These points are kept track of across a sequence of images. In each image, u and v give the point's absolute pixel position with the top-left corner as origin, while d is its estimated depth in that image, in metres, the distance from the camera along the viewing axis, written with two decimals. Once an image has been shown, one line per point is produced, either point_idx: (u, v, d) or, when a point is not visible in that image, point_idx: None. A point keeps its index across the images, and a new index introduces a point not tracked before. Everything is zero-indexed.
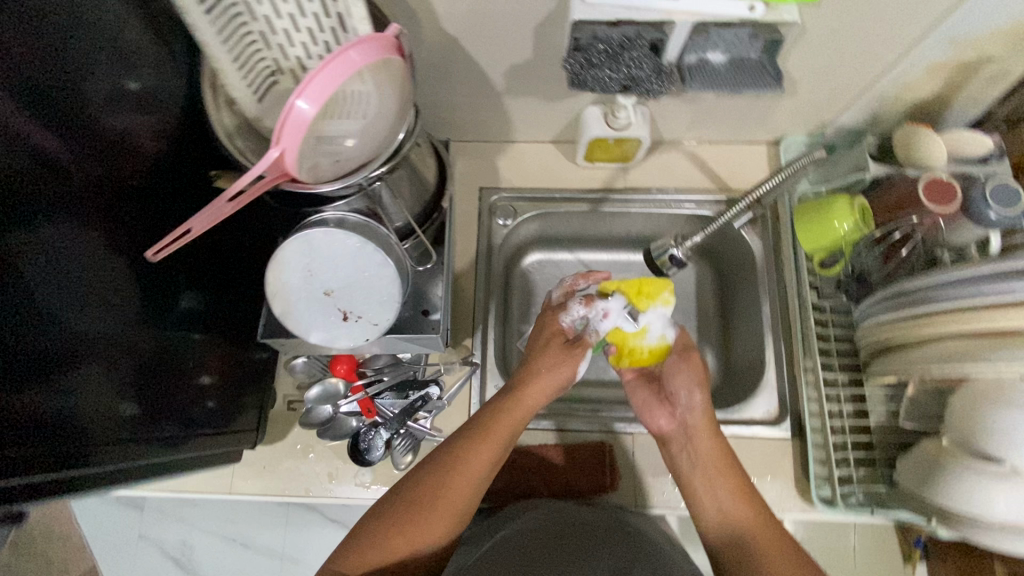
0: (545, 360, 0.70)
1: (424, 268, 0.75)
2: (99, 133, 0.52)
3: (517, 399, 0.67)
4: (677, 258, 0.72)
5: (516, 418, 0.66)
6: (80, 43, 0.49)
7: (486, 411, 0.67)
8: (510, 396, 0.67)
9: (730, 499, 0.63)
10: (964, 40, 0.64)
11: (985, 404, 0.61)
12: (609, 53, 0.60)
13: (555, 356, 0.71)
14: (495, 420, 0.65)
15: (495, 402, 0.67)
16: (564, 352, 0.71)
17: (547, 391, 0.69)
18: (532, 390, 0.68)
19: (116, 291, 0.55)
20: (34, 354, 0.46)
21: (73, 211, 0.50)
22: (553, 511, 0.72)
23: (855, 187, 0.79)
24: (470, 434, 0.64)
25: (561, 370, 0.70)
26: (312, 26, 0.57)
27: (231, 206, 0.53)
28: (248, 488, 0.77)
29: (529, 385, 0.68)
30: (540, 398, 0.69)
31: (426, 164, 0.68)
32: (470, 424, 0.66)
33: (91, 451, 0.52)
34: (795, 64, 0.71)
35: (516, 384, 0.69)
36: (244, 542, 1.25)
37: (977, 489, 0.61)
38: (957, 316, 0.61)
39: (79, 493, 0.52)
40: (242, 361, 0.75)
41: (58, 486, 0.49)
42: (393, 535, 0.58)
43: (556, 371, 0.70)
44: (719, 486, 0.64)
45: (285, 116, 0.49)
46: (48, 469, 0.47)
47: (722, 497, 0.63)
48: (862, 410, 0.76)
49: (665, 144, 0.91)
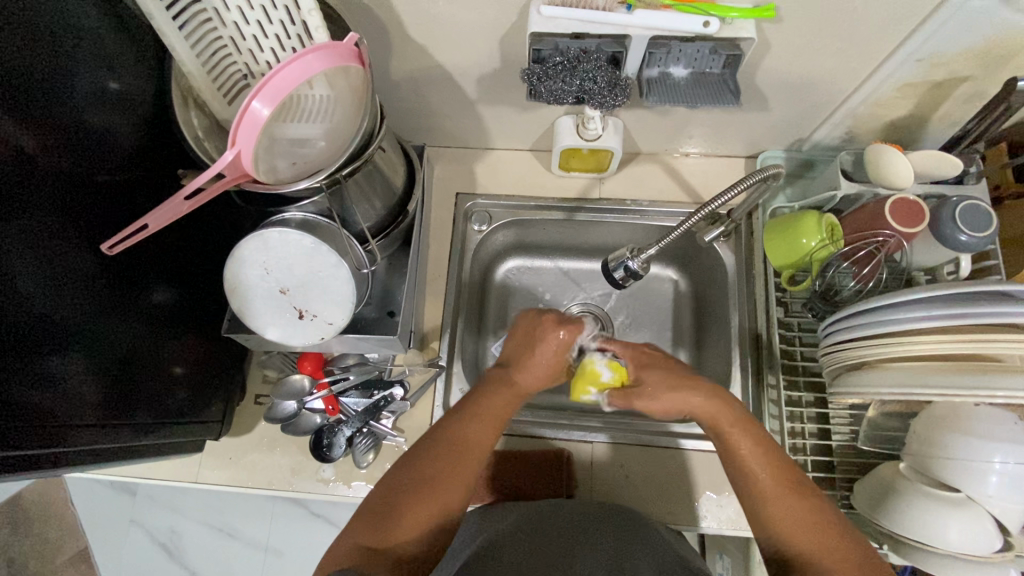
0: (540, 355, 0.71)
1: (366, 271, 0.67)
2: (72, 130, 0.55)
3: (509, 384, 0.68)
4: (632, 270, 0.72)
5: (511, 397, 0.67)
6: (55, 45, 0.52)
7: (476, 392, 0.67)
8: (500, 377, 0.69)
9: (775, 489, 0.57)
10: (934, 61, 0.63)
11: (946, 429, 0.61)
12: (565, 65, 0.61)
13: (550, 352, 0.71)
14: (491, 403, 0.65)
15: (494, 387, 0.67)
16: (561, 346, 0.71)
17: (542, 371, 0.70)
18: (525, 376, 0.69)
19: (92, 280, 0.58)
20: (17, 333, 0.49)
21: (48, 204, 0.53)
22: (530, 513, 0.71)
23: (826, 206, 0.78)
24: (472, 413, 0.64)
25: (557, 360, 0.71)
26: (279, 33, 0.60)
27: (189, 203, 0.54)
28: (213, 477, 0.79)
29: (525, 371, 0.70)
30: (535, 381, 0.70)
31: (395, 169, 0.70)
32: (464, 401, 0.66)
33: (67, 431, 0.55)
34: (763, 81, 0.71)
35: (509, 371, 0.69)
36: (231, 532, 1.28)
37: (931, 516, 0.59)
38: (951, 332, 0.57)
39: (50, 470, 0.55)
40: (216, 353, 0.78)
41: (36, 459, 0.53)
42: (406, 511, 0.56)
43: (545, 352, 0.71)
44: (763, 474, 0.58)
45: (240, 116, 0.51)
46: (24, 445, 0.51)
47: (771, 493, 0.57)
48: (825, 430, 0.75)
49: (642, 156, 0.91)
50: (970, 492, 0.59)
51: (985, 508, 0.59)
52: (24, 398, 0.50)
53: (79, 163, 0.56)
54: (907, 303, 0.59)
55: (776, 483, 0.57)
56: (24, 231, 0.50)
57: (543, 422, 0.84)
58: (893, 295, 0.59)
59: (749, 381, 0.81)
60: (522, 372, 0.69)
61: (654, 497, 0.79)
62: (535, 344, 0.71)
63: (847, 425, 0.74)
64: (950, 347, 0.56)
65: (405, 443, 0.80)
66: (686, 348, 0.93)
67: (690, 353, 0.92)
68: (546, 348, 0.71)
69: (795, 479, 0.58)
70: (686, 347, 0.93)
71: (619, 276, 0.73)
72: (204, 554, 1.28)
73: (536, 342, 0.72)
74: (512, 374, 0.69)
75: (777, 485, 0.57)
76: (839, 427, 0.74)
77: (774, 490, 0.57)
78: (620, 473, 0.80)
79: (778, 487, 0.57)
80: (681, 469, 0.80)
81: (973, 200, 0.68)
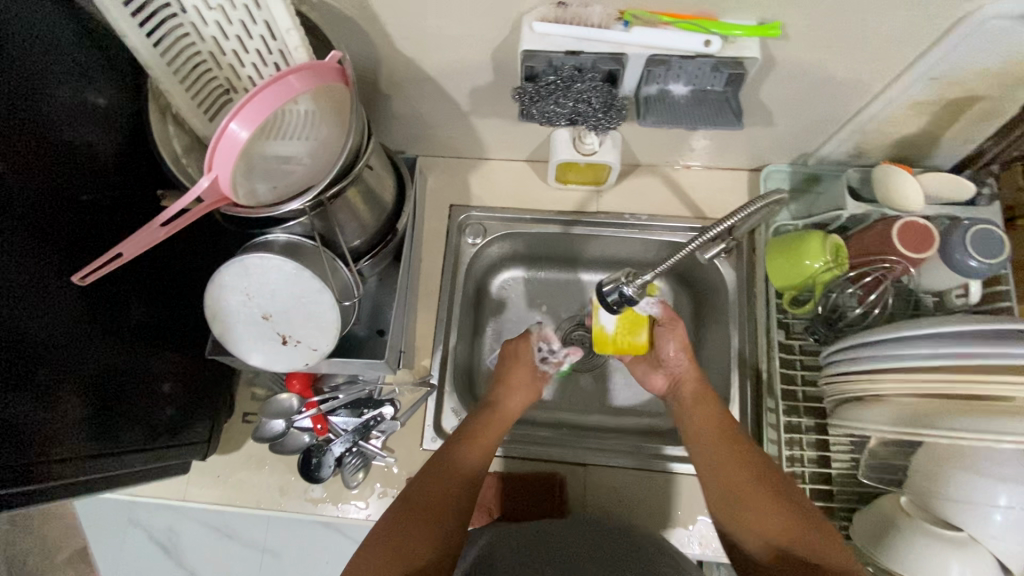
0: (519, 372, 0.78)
1: (348, 304, 0.66)
2: (50, 154, 0.53)
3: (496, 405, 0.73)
4: (627, 295, 0.69)
5: (501, 421, 0.71)
6: (26, 67, 0.50)
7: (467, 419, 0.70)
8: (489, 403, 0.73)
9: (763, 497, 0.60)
10: (948, 80, 0.60)
11: (951, 466, 0.58)
12: (559, 84, 0.59)
13: (527, 369, 0.79)
14: (483, 426, 0.69)
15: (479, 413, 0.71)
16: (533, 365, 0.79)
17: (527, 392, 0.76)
18: (508, 396, 0.74)
19: (72, 307, 0.56)
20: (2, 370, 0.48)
21: (23, 233, 0.51)
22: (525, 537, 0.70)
23: (832, 225, 0.75)
24: (460, 438, 0.67)
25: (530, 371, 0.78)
26: (260, 48, 0.57)
27: (165, 230, 0.52)
28: (202, 495, 0.79)
29: (508, 392, 0.75)
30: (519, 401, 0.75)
31: (384, 185, 0.68)
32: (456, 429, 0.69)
33: (58, 464, 0.55)
34: (768, 96, 0.68)
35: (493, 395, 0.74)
36: (229, 533, 1.23)
37: (935, 557, 0.58)
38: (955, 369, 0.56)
39: (42, 503, 0.54)
40: (203, 372, 0.76)
41: (30, 494, 0.52)
42: (409, 537, 0.56)
43: (523, 367, 0.78)
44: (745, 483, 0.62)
45: (217, 140, 0.48)
46: (14, 483, 0.50)
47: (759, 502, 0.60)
48: (824, 456, 0.74)
49: (642, 167, 0.88)
50: (973, 532, 0.57)
51: (988, 548, 0.57)
52: (9, 431, 0.49)
53: (56, 187, 0.54)
54: (899, 340, 0.58)
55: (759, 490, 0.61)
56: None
57: (536, 441, 0.83)
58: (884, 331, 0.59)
59: (747, 404, 0.79)
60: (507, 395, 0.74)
61: (651, 520, 0.78)
62: (507, 360, 0.79)
63: (848, 453, 0.72)
64: (945, 385, 0.54)
65: (394, 463, 0.79)
66: None
67: None
68: (522, 366, 0.79)
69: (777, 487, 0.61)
70: None
71: (612, 301, 0.71)
72: (204, 555, 1.22)
73: (515, 360, 0.79)
74: (493, 396, 0.74)
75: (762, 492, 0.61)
76: (839, 454, 0.72)
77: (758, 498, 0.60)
78: (614, 495, 0.79)
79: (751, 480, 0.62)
80: (677, 492, 0.78)
81: (986, 224, 0.65)
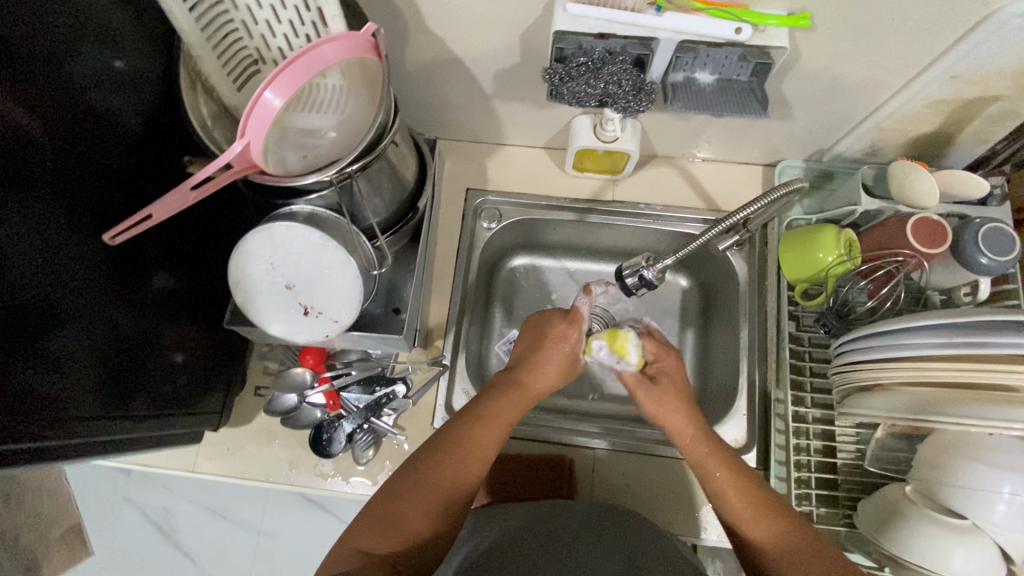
0: (548, 355, 0.70)
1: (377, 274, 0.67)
2: (80, 114, 0.53)
3: (520, 385, 0.67)
4: (647, 279, 0.71)
5: (522, 402, 0.66)
6: (61, 25, 0.50)
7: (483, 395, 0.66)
8: (511, 379, 0.68)
9: (743, 506, 0.58)
10: (968, 77, 0.61)
11: (957, 454, 0.60)
12: (589, 66, 0.60)
13: (556, 357, 0.70)
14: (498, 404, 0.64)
15: (499, 386, 0.67)
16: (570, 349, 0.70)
17: (552, 376, 0.69)
18: (536, 377, 0.68)
19: (89, 269, 0.56)
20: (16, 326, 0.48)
21: (49, 188, 0.51)
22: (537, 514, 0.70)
23: (844, 220, 0.77)
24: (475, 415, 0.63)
25: (566, 360, 0.70)
26: (293, 19, 0.57)
27: (195, 194, 0.53)
28: (212, 467, 0.79)
29: (531, 371, 0.69)
30: (545, 384, 0.69)
31: (406, 163, 0.68)
32: (471, 406, 0.64)
33: (67, 424, 0.54)
34: (789, 89, 0.69)
35: (520, 372, 0.68)
36: (225, 514, 1.21)
37: (937, 543, 0.59)
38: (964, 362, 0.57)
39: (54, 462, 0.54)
40: (216, 345, 0.76)
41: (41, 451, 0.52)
42: (406, 513, 0.56)
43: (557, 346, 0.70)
44: (727, 493, 0.60)
45: (251, 107, 0.48)
46: (29, 437, 0.50)
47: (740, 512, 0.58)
48: (830, 447, 0.75)
49: (659, 159, 0.89)
50: (978, 520, 0.59)
51: (991, 537, 0.58)
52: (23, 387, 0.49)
53: (84, 147, 0.54)
54: (900, 330, 0.60)
55: (744, 500, 0.59)
56: (18, 207, 0.48)
57: (544, 425, 0.83)
58: (891, 322, 0.60)
59: (755, 394, 0.80)
60: (535, 377, 0.68)
61: (655, 505, 0.78)
62: (544, 342, 0.71)
63: (853, 443, 0.73)
64: (947, 372, 0.56)
65: (405, 441, 0.79)
66: (692, 355, 0.92)
67: (696, 362, 0.91)
68: (554, 351, 0.70)
69: (758, 492, 0.59)
70: (691, 355, 0.92)
71: (632, 284, 0.72)
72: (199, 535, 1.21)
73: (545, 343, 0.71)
74: (520, 372, 0.68)
75: (746, 504, 0.59)
76: (844, 445, 0.73)
77: (742, 510, 0.58)
78: (623, 480, 0.80)
79: (723, 476, 0.60)
80: (683, 478, 0.79)
81: (999, 224, 0.67)
